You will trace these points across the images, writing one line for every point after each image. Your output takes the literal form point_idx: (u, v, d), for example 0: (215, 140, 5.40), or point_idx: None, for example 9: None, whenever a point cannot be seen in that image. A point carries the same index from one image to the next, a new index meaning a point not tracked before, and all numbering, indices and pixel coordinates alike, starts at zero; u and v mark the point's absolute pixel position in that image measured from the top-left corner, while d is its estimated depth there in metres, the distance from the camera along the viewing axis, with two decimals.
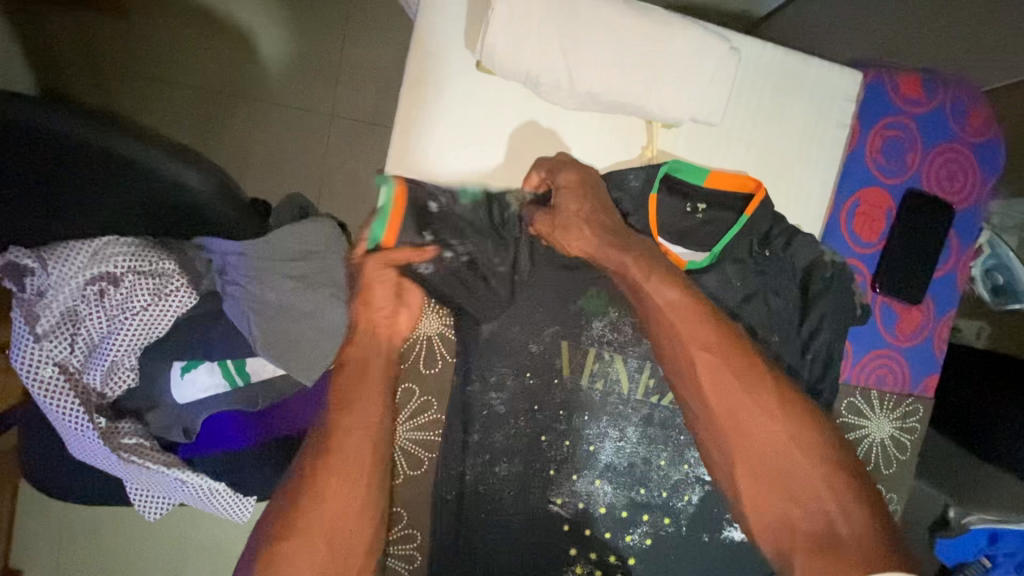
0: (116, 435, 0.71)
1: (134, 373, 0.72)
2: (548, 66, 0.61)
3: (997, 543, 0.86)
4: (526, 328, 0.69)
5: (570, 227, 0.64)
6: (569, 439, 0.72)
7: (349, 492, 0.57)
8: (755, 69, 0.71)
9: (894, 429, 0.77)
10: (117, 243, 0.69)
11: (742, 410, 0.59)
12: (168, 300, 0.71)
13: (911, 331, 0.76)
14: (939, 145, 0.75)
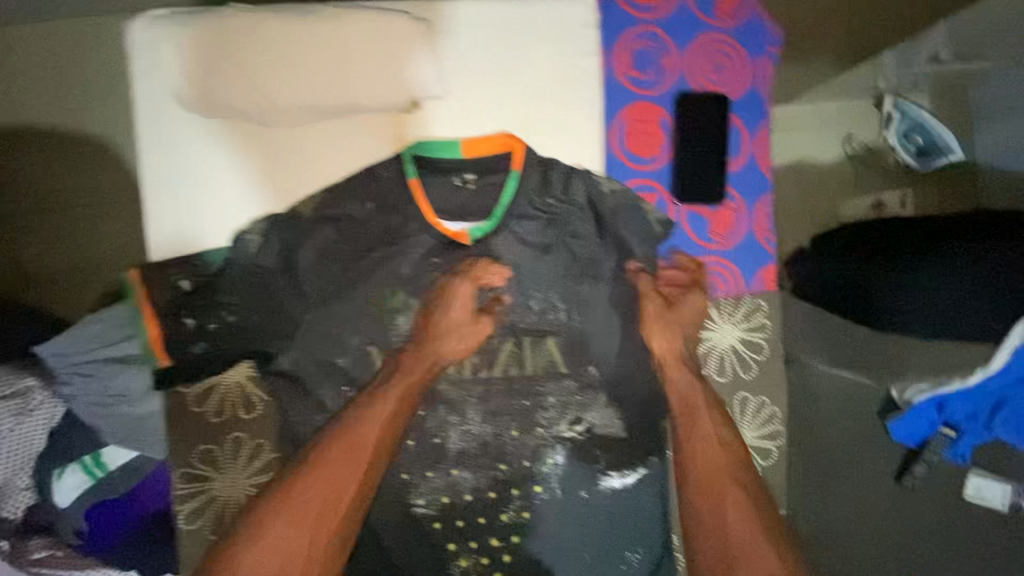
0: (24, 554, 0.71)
1: (30, 491, 0.72)
2: (244, 94, 0.64)
3: (947, 409, 0.76)
4: (334, 346, 0.70)
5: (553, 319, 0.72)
6: (413, 437, 0.72)
7: (305, 539, 0.62)
8: (472, 26, 0.69)
9: (742, 331, 0.75)
10: None
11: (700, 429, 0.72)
12: (36, 415, 0.72)
13: (727, 232, 0.74)
14: (695, 40, 0.73)
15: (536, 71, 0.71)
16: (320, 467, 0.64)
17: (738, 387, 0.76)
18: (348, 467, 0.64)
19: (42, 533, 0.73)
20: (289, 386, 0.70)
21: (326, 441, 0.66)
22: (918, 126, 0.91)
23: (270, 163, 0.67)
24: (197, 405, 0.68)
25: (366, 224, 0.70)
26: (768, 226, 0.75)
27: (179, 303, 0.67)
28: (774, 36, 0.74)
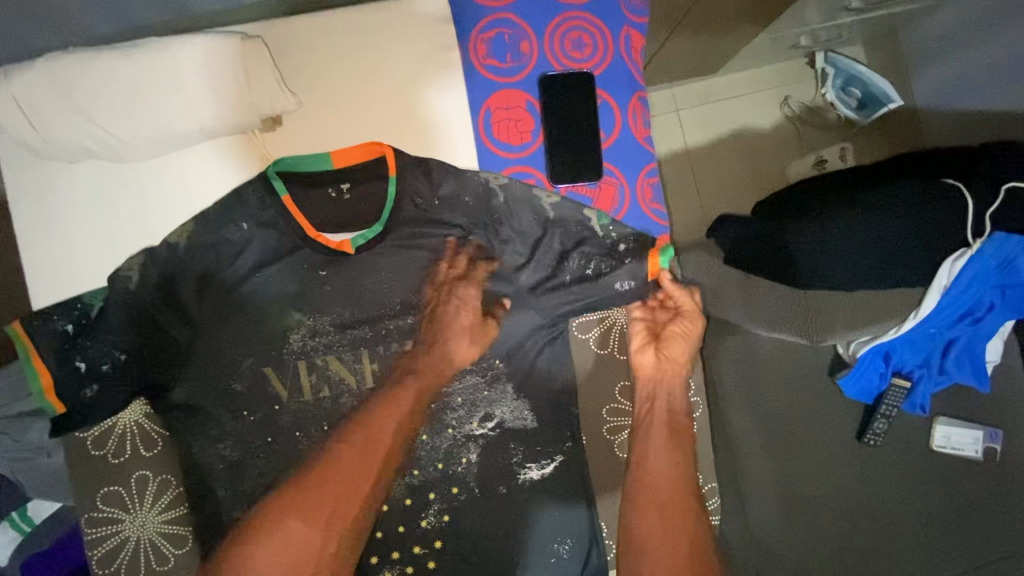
0: None
1: None
2: (92, 133, 0.64)
3: (894, 358, 0.76)
4: (228, 371, 0.70)
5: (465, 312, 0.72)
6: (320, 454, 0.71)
7: (324, 531, 0.66)
8: (322, 40, 0.70)
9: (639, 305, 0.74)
10: None
11: (665, 439, 0.73)
12: None
13: (612, 207, 0.74)
14: (550, 21, 0.73)
15: (395, 73, 0.71)
16: (327, 469, 0.68)
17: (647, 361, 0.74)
18: (361, 462, 0.69)
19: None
20: (187, 417, 0.69)
21: (344, 439, 0.70)
22: (853, 79, 0.92)
23: (142, 199, 0.68)
24: (97, 448, 0.69)
25: (244, 245, 0.69)
26: (654, 195, 0.75)
27: (65, 347, 0.67)
28: (630, 7, 0.75)
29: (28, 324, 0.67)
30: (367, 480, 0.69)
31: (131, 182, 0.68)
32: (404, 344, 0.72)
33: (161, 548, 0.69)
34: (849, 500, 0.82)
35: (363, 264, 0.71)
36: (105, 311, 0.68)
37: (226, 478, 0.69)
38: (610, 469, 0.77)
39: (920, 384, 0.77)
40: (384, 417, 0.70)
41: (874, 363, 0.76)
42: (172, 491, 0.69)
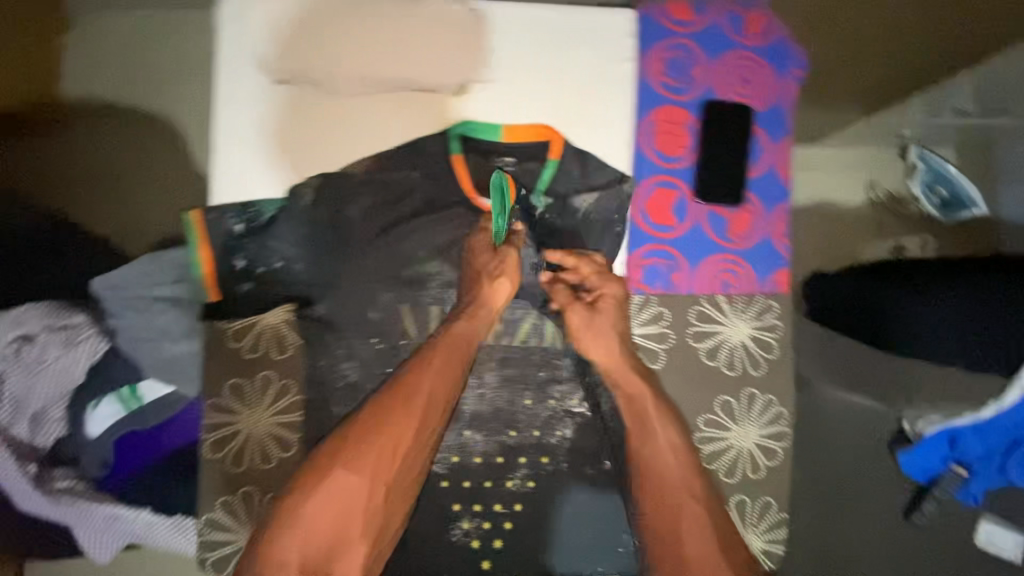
0: (50, 480, 0.77)
1: (59, 424, 0.76)
2: (324, 61, 0.75)
3: (960, 446, 0.71)
4: (365, 302, 0.75)
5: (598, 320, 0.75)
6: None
7: (370, 481, 0.68)
8: (520, 28, 0.77)
9: (752, 329, 0.77)
10: (31, 309, 0.75)
11: (653, 440, 0.75)
12: (76, 349, 0.76)
13: (745, 232, 0.78)
14: (723, 55, 0.79)
15: (577, 69, 0.78)
16: (368, 429, 0.70)
17: (747, 383, 0.77)
18: (391, 417, 0.71)
19: (61, 466, 0.77)
20: (319, 333, 0.74)
21: (387, 391, 0.73)
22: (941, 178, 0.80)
23: (330, 129, 0.75)
24: (235, 339, 0.73)
25: (411, 188, 0.76)
26: (785, 231, 0.79)
27: (231, 243, 0.73)
28: (795, 59, 0.81)
29: (206, 215, 0.74)
30: (394, 444, 0.70)
31: (325, 112, 0.76)
32: (528, 313, 0.76)
33: (269, 446, 0.73)
34: None
35: (509, 232, 0.77)
36: (276, 219, 0.74)
37: (341, 397, 0.74)
38: None
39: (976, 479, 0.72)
40: (416, 379, 0.72)
41: (936, 446, 0.72)
42: (290, 397, 0.73)
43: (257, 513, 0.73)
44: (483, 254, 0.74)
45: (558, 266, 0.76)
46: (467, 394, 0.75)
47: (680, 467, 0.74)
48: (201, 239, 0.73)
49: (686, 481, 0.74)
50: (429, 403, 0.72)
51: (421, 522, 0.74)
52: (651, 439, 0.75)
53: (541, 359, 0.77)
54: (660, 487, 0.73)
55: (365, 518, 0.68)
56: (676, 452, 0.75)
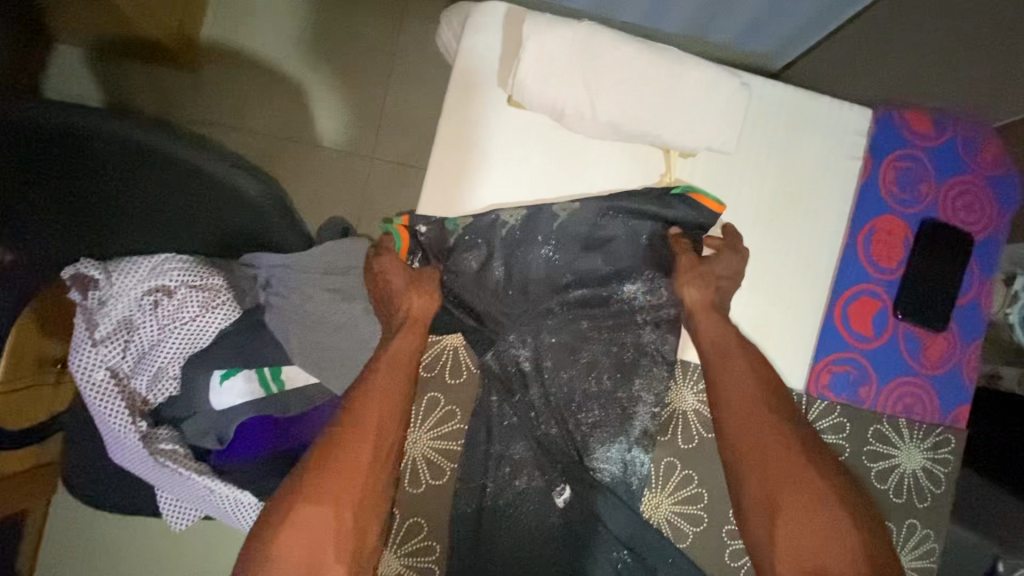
0: (154, 440, 0.82)
1: (175, 382, 0.85)
2: (571, 97, 0.66)
3: None
4: (546, 347, 0.73)
5: (701, 282, 0.70)
6: (592, 458, 0.73)
7: (330, 507, 0.58)
8: (769, 105, 0.74)
9: (926, 460, 0.75)
10: (173, 261, 0.82)
11: (739, 391, 0.67)
12: (213, 312, 0.82)
13: (938, 359, 0.76)
14: (952, 177, 0.77)
15: (811, 159, 0.75)
16: (329, 456, 0.60)
17: (909, 512, 0.76)
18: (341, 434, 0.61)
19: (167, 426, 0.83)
20: (498, 370, 0.73)
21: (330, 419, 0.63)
22: None
23: (554, 165, 0.72)
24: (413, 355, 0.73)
25: (621, 237, 0.73)
26: (975, 366, 0.77)
27: (437, 258, 0.71)
28: (1021, 195, 0.80)
29: (411, 235, 0.70)
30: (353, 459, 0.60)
31: (557, 146, 0.72)
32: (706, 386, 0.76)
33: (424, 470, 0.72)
34: None
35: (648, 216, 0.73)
36: (483, 251, 0.70)
37: (505, 439, 0.72)
38: None
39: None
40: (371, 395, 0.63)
41: None
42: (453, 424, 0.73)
43: (396, 535, 0.71)
44: (391, 278, 0.68)
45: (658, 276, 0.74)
46: (630, 462, 0.73)
47: (752, 420, 0.65)
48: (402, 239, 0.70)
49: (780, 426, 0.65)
50: (383, 425, 0.63)
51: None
52: (733, 388, 0.67)
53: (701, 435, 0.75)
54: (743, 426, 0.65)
55: (338, 540, 0.57)
56: (758, 400, 0.66)
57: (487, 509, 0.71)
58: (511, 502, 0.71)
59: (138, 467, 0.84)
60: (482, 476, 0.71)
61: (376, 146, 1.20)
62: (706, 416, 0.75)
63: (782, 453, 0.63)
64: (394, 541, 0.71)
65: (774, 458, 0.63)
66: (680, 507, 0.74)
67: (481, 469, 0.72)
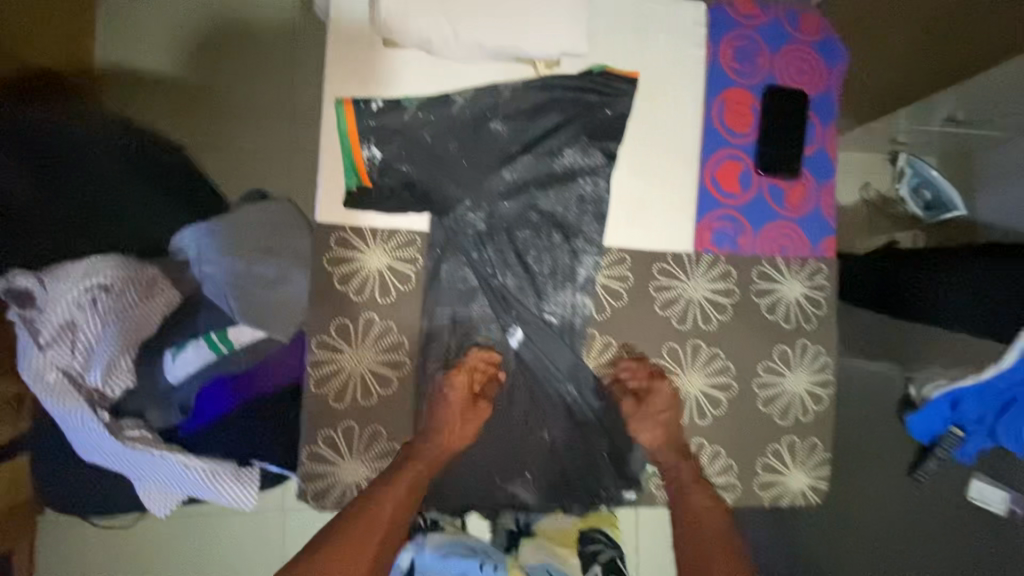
0: (119, 430, 0.83)
1: (130, 374, 0.84)
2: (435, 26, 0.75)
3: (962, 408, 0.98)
4: (499, 213, 0.81)
5: (654, 424, 0.80)
6: (547, 302, 0.82)
7: None
8: (614, 10, 0.84)
9: (806, 287, 0.86)
10: (104, 259, 0.82)
11: (693, 493, 0.76)
12: (157, 298, 0.88)
13: (799, 202, 0.87)
14: (783, 48, 0.89)
15: (660, 52, 0.86)
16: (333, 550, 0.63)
17: (800, 334, 0.85)
18: (359, 523, 0.65)
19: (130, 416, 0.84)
20: (434, 269, 0.79)
21: (347, 513, 0.67)
22: (926, 181, 1.04)
23: (439, 90, 0.80)
24: (341, 284, 0.77)
25: (508, 145, 0.81)
26: (832, 203, 0.89)
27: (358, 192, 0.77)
28: (843, 54, 0.92)
29: (355, 103, 0.77)
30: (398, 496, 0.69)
31: (439, 73, 0.80)
32: (614, 258, 0.83)
33: (370, 385, 0.77)
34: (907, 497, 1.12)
35: (573, 97, 0.82)
36: (421, 143, 0.79)
37: (455, 316, 0.80)
38: (751, 427, 0.84)
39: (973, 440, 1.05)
40: (382, 496, 0.68)
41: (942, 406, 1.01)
42: (394, 338, 0.78)
43: (359, 442, 0.77)
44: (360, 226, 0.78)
45: (574, 151, 0.83)
46: (577, 305, 0.82)
47: (697, 505, 0.75)
48: (349, 116, 0.77)
49: (714, 516, 0.73)
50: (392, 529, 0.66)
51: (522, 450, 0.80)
52: (693, 500, 0.76)
53: (614, 298, 0.83)
54: (690, 531, 0.72)
55: None
56: (711, 502, 0.75)
57: (455, 367, 0.79)
58: (458, 380, 0.79)
59: (109, 458, 0.87)
60: (429, 366, 0.79)
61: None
62: (612, 286, 0.83)
63: (722, 547, 0.70)
64: (359, 450, 0.77)
65: (716, 546, 0.70)
66: (607, 371, 0.83)
67: (426, 367, 0.78)
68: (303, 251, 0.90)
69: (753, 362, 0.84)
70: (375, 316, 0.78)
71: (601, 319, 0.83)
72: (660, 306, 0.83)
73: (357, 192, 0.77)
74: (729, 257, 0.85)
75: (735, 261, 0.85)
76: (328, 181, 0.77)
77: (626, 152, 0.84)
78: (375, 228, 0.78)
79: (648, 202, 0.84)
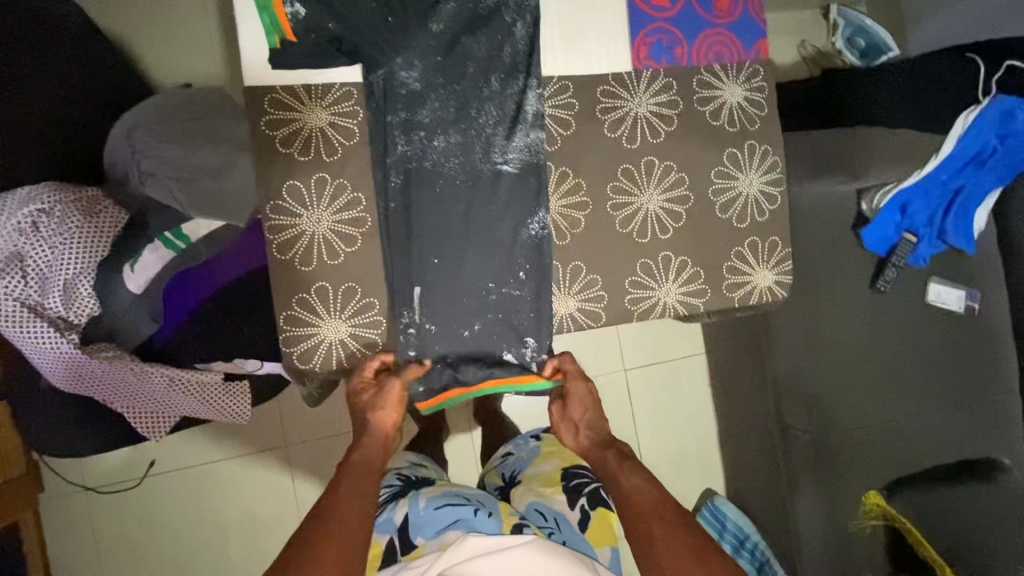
0: (94, 354, 0.84)
1: (93, 299, 0.82)
2: None
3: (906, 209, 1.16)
4: (433, 57, 0.79)
5: (574, 425, 0.97)
6: (498, 152, 0.82)
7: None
8: None
9: (745, 91, 0.88)
10: (39, 187, 0.82)
11: (628, 479, 0.85)
12: (101, 217, 0.83)
13: (729, 8, 0.88)
14: None
15: None
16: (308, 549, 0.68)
17: (746, 136, 0.88)
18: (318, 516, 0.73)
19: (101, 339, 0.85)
20: (379, 121, 0.78)
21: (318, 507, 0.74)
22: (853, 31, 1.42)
23: None
24: (284, 145, 0.76)
25: None
26: (761, 6, 0.89)
27: (288, 52, 0.76)
28: None
29: None
30: (352, 497, 0.76)
31: None
32: (556, 85, 0.83)
33: (334, 244, 0.78)
34: (864, 304, 1.26)
35: None
36: None
37: (408, 167, 0.79)
38: (712, 233, 0.88)
39: (924, 242, 1.20)
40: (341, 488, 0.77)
41: (891, 215, 1.17)
42: (350, 195, 0.78)
43: (336, 303, 0.78)
44: (293, 87, 0.76)
45: None
46: (527, 138, 0.82)
47: (630, 486, 0.84)
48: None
49: (645, 497, 0.81)
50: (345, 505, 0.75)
51: (503, 299, 0.82)
52: (623, 487, 0.84)
53: (563, 126, 0.83)
54: (636, 528, 0.79)
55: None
56: (641, 480, 0.84)
57: (418, 215, 0.79)
58: (424, 244, 0.79)
59: (92, 387, 0.88)
60: (391, 218, 0.79)
61: (202, 45, 1.16)
62: (559, 115, 0.83)
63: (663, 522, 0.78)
64: (337, 308, 0.78)
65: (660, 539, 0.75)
66: (567, 202, 0.84)
67: (389, 220, 0.78)
68: (238, 137, 0.86)
69: (704, 169, 0.87)
70: (327, 175, 0.77)
71: (554, 149, 0.83)
72: (609, 127, 0.84)
73: (281, 49, 0.76)
74: (668, 71, 0.86)
75: (675, 73, 0.86)
76: (248, 43, 0.75)
77: None
78: (308, 85, 0.77)
79: (580, 24, 0.84)
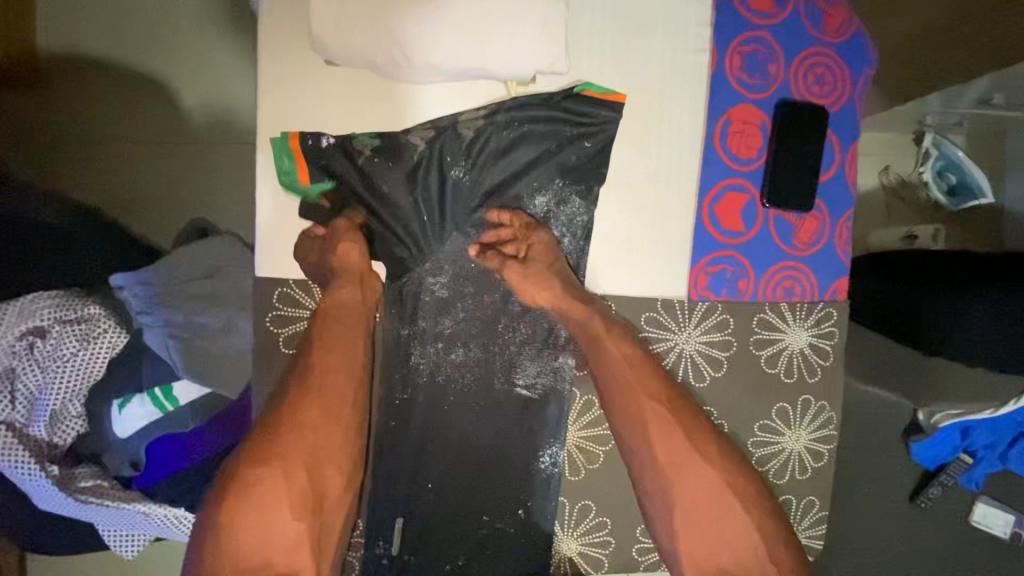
0: (72, 480, 0.73)
1: (80, 420, 0.75)
2: (440, 48, 0.63)
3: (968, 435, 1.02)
4: (465, 267, 0.72)
5: (537, 280, 0.69)
6: (519, 374, 0.74)
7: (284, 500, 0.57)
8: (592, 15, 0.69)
9: (812, 337, 0.77)
10: (40, 297, 0.71)
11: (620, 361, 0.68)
12: (98, 342, 0.73)
13: (810, 239, 0.76)
14: (801, 52, 0.74)
15: (652, 65, 0.72)
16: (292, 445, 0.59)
17: (802, 389, 0.78)
18: (313, 415, 0.61)
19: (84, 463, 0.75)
20: (394, 329, 0.71)
21: (294, 385, 0.62)
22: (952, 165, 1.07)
23: (393, 127, 0.68)
24: (286, 344, 0.71)
25: (475, 184, 0.70)
26: (848, 238, 0.78)
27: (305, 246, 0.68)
28: (872, 57, 0.77)
29: (302, 139, 0.66)
30: (340, 376, 0.64)
31: (395, 109, 0.68)
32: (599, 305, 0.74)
33: None
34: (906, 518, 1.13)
35: (551, 132, 0.70)
36: (375, 183, 0.68)
37: (418, 382, 0.72)
38: None
39: (980, 466, 1.04)
40: (323, 368, 0.64)
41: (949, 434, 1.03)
42: None
43: None
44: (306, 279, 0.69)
45: (540, 190, 0.72)
46: (553, 363, 0.74)
47: (635, 375, 0.68)
48: (298, 153, 0.66)
49: (640, 370, 0.68)
50: (328, 398, 0.63)
51: (498, 533, 0.74)
52: (609, 362, 0.69)
53: None
54: (631, 408, 0.67)
55: (293, 504, 0.57)
56: (633, 365, 0.68)
57: (420, 432, 0.72)
58: (424, 467, 0.72)
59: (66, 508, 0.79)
60: (391, 434, 0.72)
61: (226, 103, 1.02)
62: None
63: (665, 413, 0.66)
64: None
65: (655, 409, 0.66)
66: (588, 436, 0.75)
67: (389, 437, 0.72)
68: (248, 292, 0.81)
69: (747, 419, 0.77)
70: None
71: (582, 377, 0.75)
72: None
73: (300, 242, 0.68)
74: (727, 306, 0.76)
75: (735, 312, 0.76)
76: (265, 230, 0.68)
77: (612, 186, 0.73)
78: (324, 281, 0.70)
79: (635, 243, 0.74)
